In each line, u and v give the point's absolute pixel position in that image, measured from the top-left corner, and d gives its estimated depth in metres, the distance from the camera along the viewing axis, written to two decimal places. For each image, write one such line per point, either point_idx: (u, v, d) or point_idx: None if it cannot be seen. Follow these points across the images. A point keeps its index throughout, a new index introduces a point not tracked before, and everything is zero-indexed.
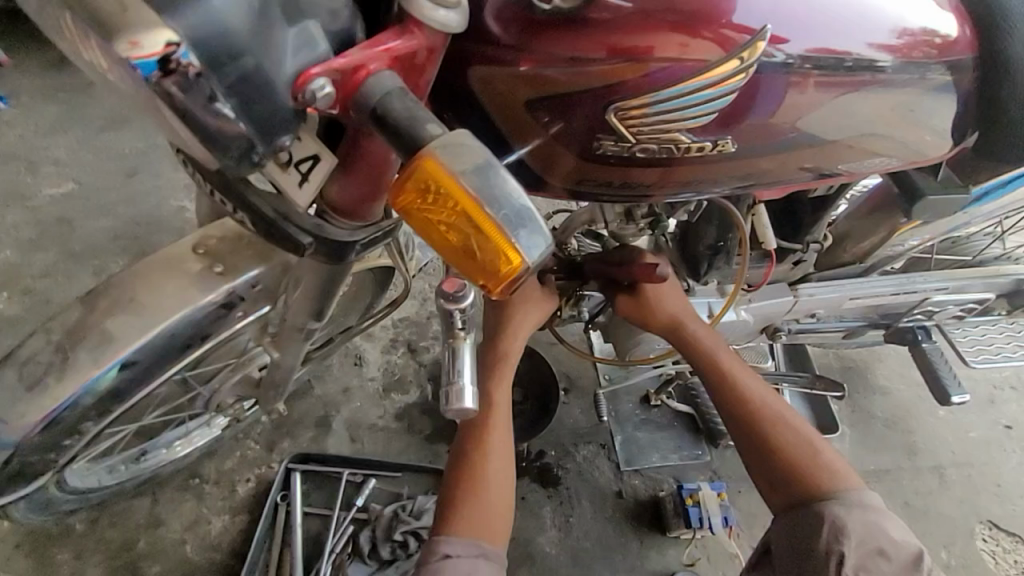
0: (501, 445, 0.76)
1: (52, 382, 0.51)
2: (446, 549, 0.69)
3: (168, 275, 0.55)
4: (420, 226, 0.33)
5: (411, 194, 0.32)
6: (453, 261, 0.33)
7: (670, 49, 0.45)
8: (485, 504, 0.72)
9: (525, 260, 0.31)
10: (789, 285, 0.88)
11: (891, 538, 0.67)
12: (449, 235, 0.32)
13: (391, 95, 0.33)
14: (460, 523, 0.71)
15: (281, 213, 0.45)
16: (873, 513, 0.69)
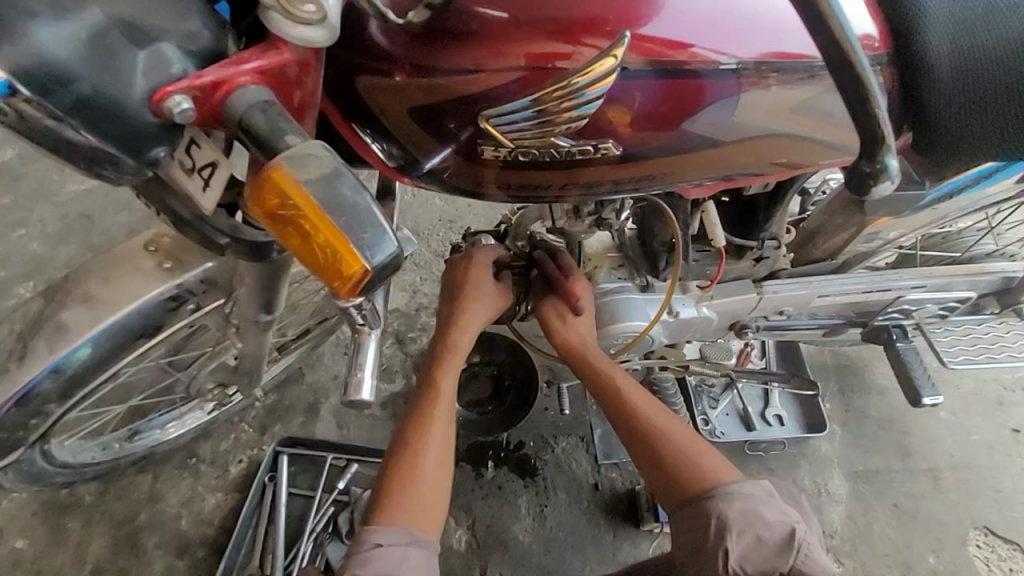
0: (437, 440, 0.78)
1: (15, 367, 0.57)
2: (376, 538, 0.70)
3: (120, 271, 0.60)
4: (278, 231, 0.35)
5: (269, 201, 0.34)
6: (309, 267, 0.35)
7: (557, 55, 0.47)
8: (415, 495, 0.74)
9: (365, 265, 0.33)
10: (754, 282, 0.87)
11: (764, 524, 0.70)
12: (300, 242, 0.34)
13: (256, 106, 0.36)
14: (391, 512, 0.73)
15: (197, 215, 0.48)
16: (752, 501, 0.72)
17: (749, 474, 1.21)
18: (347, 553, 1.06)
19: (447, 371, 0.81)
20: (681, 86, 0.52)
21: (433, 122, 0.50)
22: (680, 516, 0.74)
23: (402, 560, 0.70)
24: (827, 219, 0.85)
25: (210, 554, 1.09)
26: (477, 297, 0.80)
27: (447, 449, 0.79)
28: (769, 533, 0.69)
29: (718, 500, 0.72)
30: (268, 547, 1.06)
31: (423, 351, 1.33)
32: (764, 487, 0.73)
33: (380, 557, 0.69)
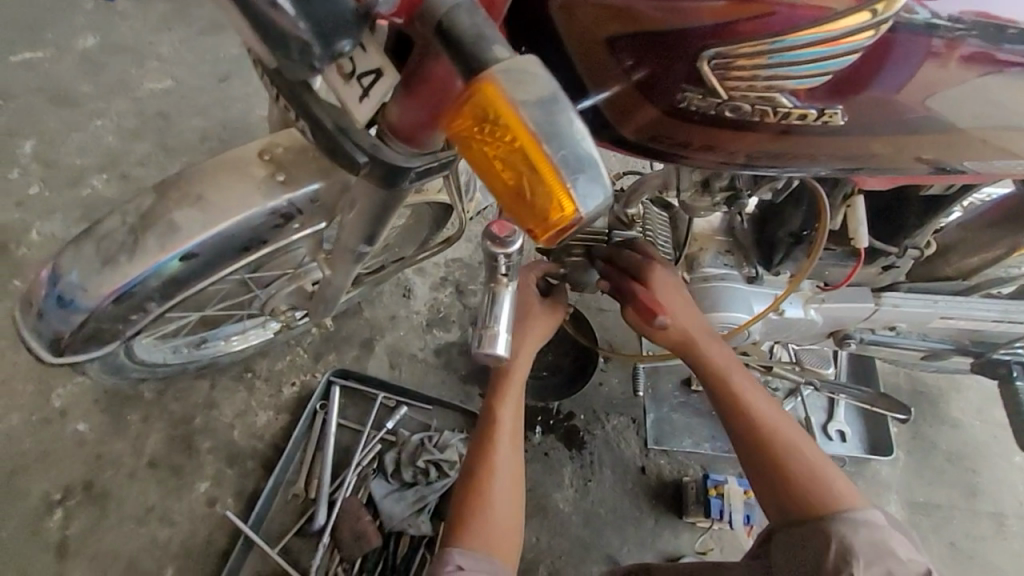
0: (509, 462, 0.79)
1: (124, 260, 0.55)
2: (459, 561, 0.70)
3: (234, 177, 0.57)
4: (477, 161, 0.31)
5: (466, 120, 0.30)
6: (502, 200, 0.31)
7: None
8: (493, 521, 0.75)
9: (578, 211, 0.29)
10: (873, 291, 0.80)
11: (896, 558, 0.65)
12: (496, 173, 0.31)
13: (462, 7, 0.31)
14: (470, 536, 0.73)
15: (340, 128, 0.44)
16: (878, 532, 0.68)
17: None
18: (390, 490, 1.06)
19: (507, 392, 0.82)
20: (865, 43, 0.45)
21: (616, 58, 0.45)
22: (795, 533, 0.70)
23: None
24: (972, 236, 0.77)
25: (259, 468, 1.11)
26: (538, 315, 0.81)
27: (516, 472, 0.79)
28: (899, 566, 0.65)
29: (840, 525, 0.68)
30: (315, 472, 1.08)
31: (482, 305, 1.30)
32: (884, 519, 0.70)
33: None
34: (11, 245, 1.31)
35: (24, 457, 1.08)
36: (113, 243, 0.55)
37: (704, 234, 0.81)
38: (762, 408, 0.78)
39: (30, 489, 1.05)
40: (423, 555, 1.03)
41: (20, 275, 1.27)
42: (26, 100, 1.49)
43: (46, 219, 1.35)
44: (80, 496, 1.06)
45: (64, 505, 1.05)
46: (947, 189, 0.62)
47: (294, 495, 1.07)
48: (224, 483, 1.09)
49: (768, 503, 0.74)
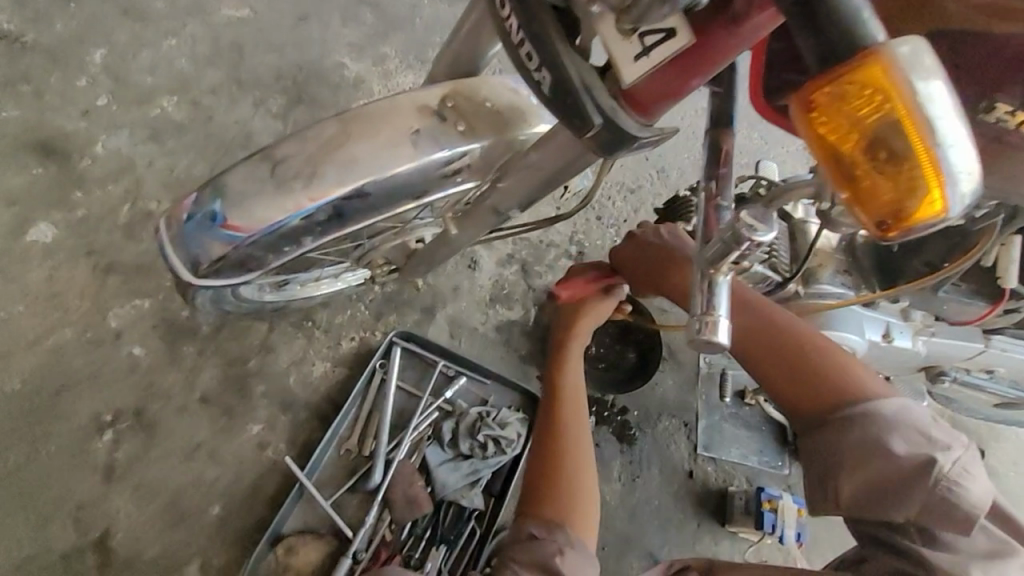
0: (573, 434, 0.81)
1: (299, 187, 0.53)
2: (532, 529, 0.71)
3: (415, 118, 0.55)
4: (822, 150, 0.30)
5: (823, 97, 0.29)
6: (838, 180, 0.31)
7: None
8: (566, 493, 0.75)
9: (947, 212, 0.28)
10: (982, 332, 0.80)
11: (887, 455, 0.62)
12: (839, 156, 0.30)
13: None
14: (541, 506, 0.74)
15: (586, 84, 0.42)
16: (879, 427, 0.64)
17: None
18: (445, 459, 1.05)
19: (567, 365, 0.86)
20: None
21: None
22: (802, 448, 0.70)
23: (561, 555, 0.69)
24: None
25: (311, 418, 1.09)
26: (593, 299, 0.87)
27: (583, 448, 0.80)
28: (891, 462, 0.62)
29: (842, 431, 0.66)
30: (370, 430, 1.07)
31: (546, 289, 1.28)
32: (906, 406, 0.66)
33: (542, 550, 0.69)
34: (74, 155, 1.26)
35: (76, 374, 1.05)
36: (290, 168, 0.53)
37: (826, 252, 0.81)
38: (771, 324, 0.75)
39: (79, 407, 1.03)
40: (473, 528, 1.03)
41: (82, 187, 1.23)
42: (98, 7, 1.43)
43: (112, 134, 1.30)
44: (130, 422, 1.03)
45: (113, 428, 1.02)
46: None
47: (346, 451, 1.05)
48: (277, 429, 1.07)
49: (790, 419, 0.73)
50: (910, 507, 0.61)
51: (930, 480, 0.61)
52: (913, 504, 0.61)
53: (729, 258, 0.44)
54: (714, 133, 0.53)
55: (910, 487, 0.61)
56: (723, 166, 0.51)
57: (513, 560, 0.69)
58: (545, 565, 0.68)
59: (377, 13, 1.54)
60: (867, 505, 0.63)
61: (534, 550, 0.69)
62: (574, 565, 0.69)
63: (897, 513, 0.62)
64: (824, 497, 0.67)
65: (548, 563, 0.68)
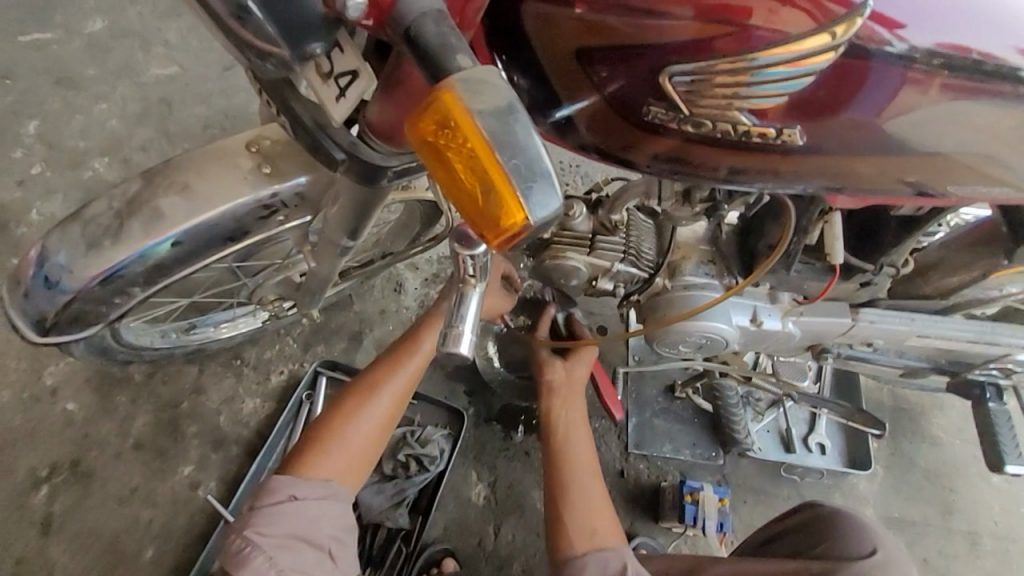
0: (379, 407, 0.81)
1: (111, 243, 0.56)
2: (291, 492, 0.74)
3: (221, 165, 0.58)
4: (436, 164, 0.32)
5: (423, 120, 0.31)
6: (457, 204, 0.32)
7: (758, 17, 0.42)
8: (336, 460, 0.77)
9: (528, 218, 0.30)
10: (851, 307, 0.81)
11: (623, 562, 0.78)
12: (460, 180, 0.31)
13: (426, 16, 0.32)
14: (313, 470, 0.76)
15: (320, 125, 0.46)
16: None
17: (780, 495, 1.18)
18: (370, 482, 1.06)
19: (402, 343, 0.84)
20: (842, 69, 0.46)
21: (595, 72, 0.47)
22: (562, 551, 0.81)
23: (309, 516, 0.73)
24: (952, 257, 0.77)
25: (243, 454, 1.12)
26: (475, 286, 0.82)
27: (378, 421, 0.81)
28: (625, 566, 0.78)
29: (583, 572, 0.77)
30: None
31: None
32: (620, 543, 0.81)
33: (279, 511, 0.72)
34: (11, 223, 1.33)
35: (12, 433, 1.09)
36: (102, 225, 0.56)
37: (688, 243, 0.82)
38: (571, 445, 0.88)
39: (16, 465, 1.07)
40: (399, 548, 1.04)
41: (18, 253, 1.29)
42: (32, 81, 1.51)
43: (46, 200, 1.36)
44: (66, 475, 1.07)
45: (49, 482, 1.06)
46: (917, 211, 0.63)
47: None
48: (208, 468, 1.10)
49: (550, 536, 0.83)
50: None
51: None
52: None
53: (468, 271, 0.45)
54: None
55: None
56: None
57: (261, 527, 0.71)
58: (299, 535, 0.72)
59: None
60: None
61: (282, 515, 0.72)
62: (326, 530, 0.74)
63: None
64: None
65: (299, 531, 0.72)
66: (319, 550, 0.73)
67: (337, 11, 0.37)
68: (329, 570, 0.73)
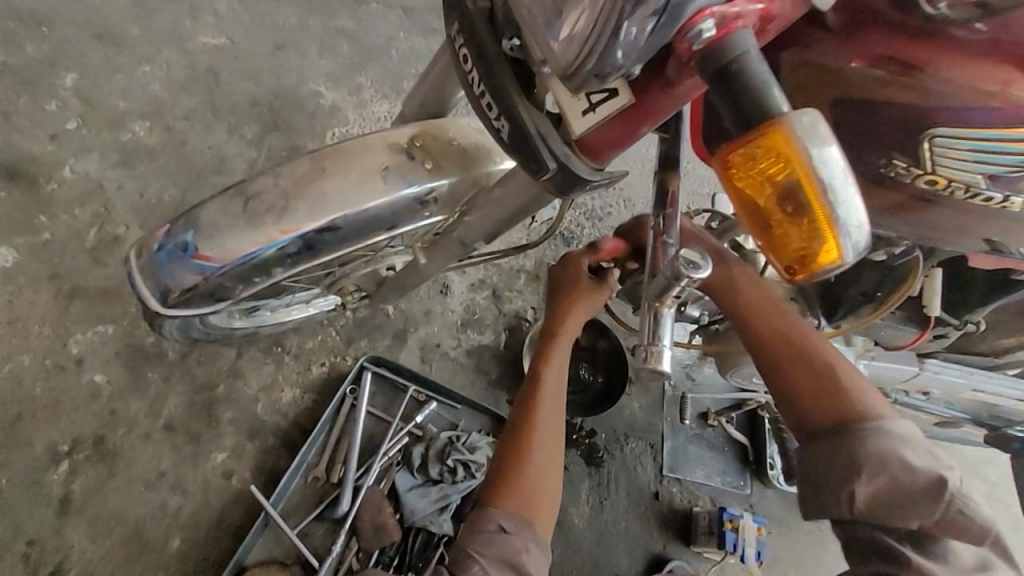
0: (546, 425, 0.83)
1: (272, 220, 0.55)
2: (500, 522, 0.74)
3: (384, 156, 0.59)
4: (741, 196, 0.34)
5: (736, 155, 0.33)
6: (758, 228, 0.35)
7: (992, 87, 0.43)
8: (528, 487, 0.78)
9: (843, 260, 0.32)
10: (916, 355, 0.86)
11: (908, 468, 0.65)
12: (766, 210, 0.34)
13: (750, 55, 0.33)
14: (503, 497, 0.77)
15: (540, 132, 0.46)
16: (891, 440, 0.67)
17: (803, 530, 1.20)
18: (415, 485, 1.05)
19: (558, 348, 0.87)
20: None
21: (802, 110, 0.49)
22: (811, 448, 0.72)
23: (524, 551, 0.72)
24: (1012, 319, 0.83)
25: (279, 445, 1.08)
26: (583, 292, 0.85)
27: (555, 436, 0.83)
28: (912, 476, 0.64)
29: (860, 433, 0.68)
30: (338, 458, 1.07)
31: (517, 313, 1.31)
32: (913, 431, 0.68)
33: (505, 544, 0.72)
34: (41, 178, 1.25)
35: (36, 401, 1.03)
36: (263, 203, 0.56)
37: (773, 280, 0.87)
38: (806, 339, 0.78)
39: (36, 437, 1.01)
40: (441, 555, 1.02)
41: (47, 211, 1.21)
42: (70, 32, 1.42)
43: (80, 158, 1.29)
44: (89, 452, 1.01)
45: (70, 458, 1.01)
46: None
47: (314, 478, 1.05)
48: (243, 458, 1.06)
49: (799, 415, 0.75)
50: (929, 514, 0.64)
51: (941, 505, 0.64)
52: (928, 516, 0.64)
53: (672, 292, 0.46)
54: (661, 175, 0.56)
55: (923, 497, 0.64)
56: (670, 208, 0.54)
57: (478, 554, 0.71)
58: (509, 560, 0.71)
59: (353, 44, 1.58)
60: (882, 511, 0.65)
61: (499, 545, 0.72)
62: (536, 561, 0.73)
63: (914, 519, 0.64)
64: (827, 506, 0.68)
65: (511, 558, 0.71)
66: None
67: (680, 44, 0.33)
68: None
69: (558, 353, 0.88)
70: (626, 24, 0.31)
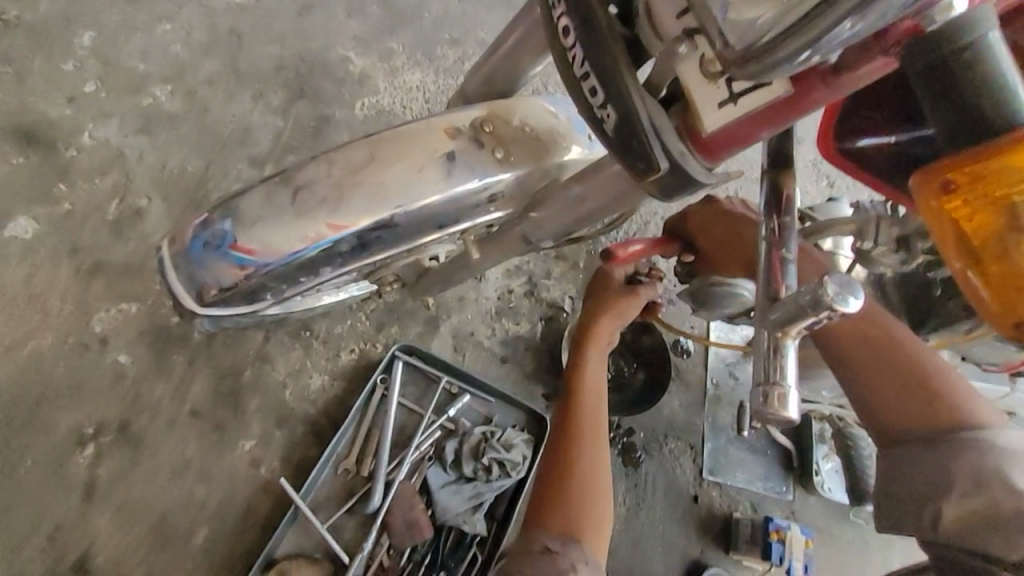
0: (590, 437, 0.80)
1: (324, 214, 0.48)
2: (546, 542, 0.69)
3: (449, 141, 0.51)
4: (953, 223, 0.27)
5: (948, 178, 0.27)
6: (971, 265, 0.28)
7: None
8: (577, 501, 0.74)
9: None
10: (1007, 373, 0.78)
11: (1012, 494, 0.55)
12: (988, 242, 0.27)
13: (990, 40, 0.25)
14: (552, 513, 0.73)
15: (655, 126, 0.38)
16: (993, 457, 0.58)
17: (847, 538, 1.16)
18: (448, 482, 1.01)
19: (591, 354, 0.86)
20: None
21: None
22: (892, 456, 0.64)
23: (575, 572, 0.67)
24: None
25: (308, 434, 1.04)
26: (613, 295, 0.85)
27: (600, 447, 0.80)
28: (1015, 502, 0.55)
29: (960, 449, 0.60)
30: (369, 450, 1.03)
31: (554, 303, 1.24)
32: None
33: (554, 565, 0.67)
34: (58, 145, 1.18)
35: (59, 382, 1.00)
36: (312, 195, 0.49)
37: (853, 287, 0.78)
38: (907, 345, 0.67)
39: (59, 419, 0.98)
40: (474, 554, 0.99)
41: (65, 180, 1.16)
42: None
43: (100, 124, 1.22)
44: (114, 435, 0.99)
45: (95, 442, 0.98)
46: None
47: (344, 470, 1.01)
48: (272, 446, 1.02)
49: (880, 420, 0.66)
50: None
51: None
52: None
53: (799, 323, 0.39)
54: (773, 175, 0.48)
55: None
56: (785, 215, 0.46)
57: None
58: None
59: (383, 6, 1.48)
60: (977, 536, 0.57)
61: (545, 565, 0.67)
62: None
63: (1014, 550, 0.55)
64: (908, 522, 0.62)
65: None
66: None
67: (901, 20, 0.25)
68: None
69: (592, 364, 0.86)
70: (838, 25, 0.23)
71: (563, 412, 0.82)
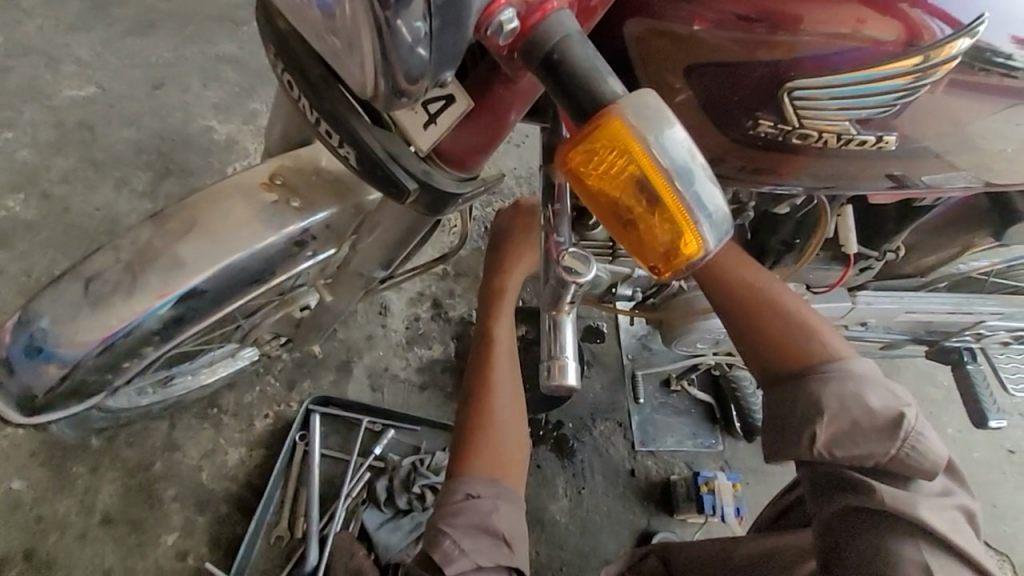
0: (504, 385, 0.78)
1: (120, 301, 0.50)
2: (467, 490, 0.69)
3: (240, 202, 0.53)
4: (584, 191, 0.31)
5: None
6: (610, 228, 0.31)
7: (839, 26, 0.41)
8: (496, 447, 0.73)
9: (706, 248, 0.30)
10: (847, 290, 0.84)
11: (867, 410, 0.61)
12: (608, 206, 0.31)
13: (572, 38, 0.30)
14: (473, 462, 0.72)
15: (391, 154, 0.41)
16: (850, 383, 0.63)
17: (779, 471, 1.22)
18: (384, 520, 1.02)
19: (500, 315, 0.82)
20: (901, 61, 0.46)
21: (666, 80, 0.44)
22: (776, 392, 0.66)
23: (495, 512, 0.68)
24: (924, 239, 0.81)
25: (235, 511, 1.02)
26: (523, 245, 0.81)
27: (516, 395, 0.79)
28: (870, 418, 0.61)
29: (827, 379, 0.63)
30: (299, 509, 1.02)
31: (462, 319, 1.25)
32: (873, 370, 0.65)
33: (477, 511, 0.68)
34: None
35: None
36: (105, 283, 0.51)
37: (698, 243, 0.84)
38: (781, 290, 0.70)
39: None
40: None
41: None
42: None
43: None
44: (20, 567, 0.94)
45: None
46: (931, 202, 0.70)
47: (277, 536, 1.00)
48: (196, 533, 0.99)
49: (757, 362, 0.69)
50: (883, 449, 0.60)
51: (896, 444, 0.60)
52: (882, 451, 0.60)
53: (565, 298, 0.43)
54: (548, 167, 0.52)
55: (880, 436, 0.61)
56: (558, 202, 0.49)
57: (448, 527, 0.67)
58: (484, 527, 0.67)
59: (238, 69, 1.47)
60: (845, 453, 0.61)
61: (471, 515, 0.67)
62: (508, 521, 0.69)
63: (868, 459, 0.61)
64: (787, 449, 0.64)
65: (484, 524, 0.68)
66: (499, 541, 0.67)
67: (486, 40, 0.31)
68: (507, 556, 0.68)
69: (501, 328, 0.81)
70: (394, 22, 0.28)
71: (473, 357, 0.79)
